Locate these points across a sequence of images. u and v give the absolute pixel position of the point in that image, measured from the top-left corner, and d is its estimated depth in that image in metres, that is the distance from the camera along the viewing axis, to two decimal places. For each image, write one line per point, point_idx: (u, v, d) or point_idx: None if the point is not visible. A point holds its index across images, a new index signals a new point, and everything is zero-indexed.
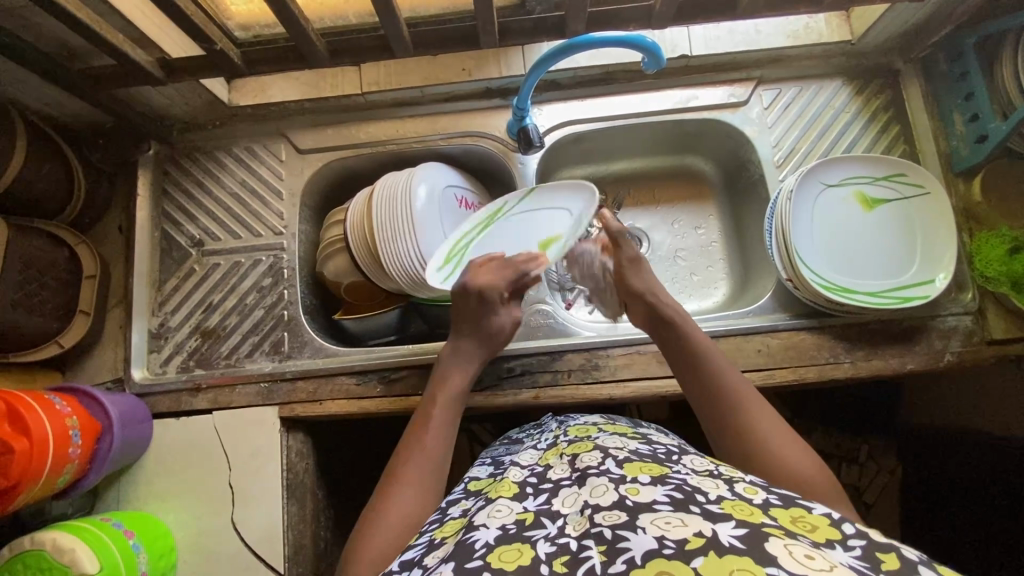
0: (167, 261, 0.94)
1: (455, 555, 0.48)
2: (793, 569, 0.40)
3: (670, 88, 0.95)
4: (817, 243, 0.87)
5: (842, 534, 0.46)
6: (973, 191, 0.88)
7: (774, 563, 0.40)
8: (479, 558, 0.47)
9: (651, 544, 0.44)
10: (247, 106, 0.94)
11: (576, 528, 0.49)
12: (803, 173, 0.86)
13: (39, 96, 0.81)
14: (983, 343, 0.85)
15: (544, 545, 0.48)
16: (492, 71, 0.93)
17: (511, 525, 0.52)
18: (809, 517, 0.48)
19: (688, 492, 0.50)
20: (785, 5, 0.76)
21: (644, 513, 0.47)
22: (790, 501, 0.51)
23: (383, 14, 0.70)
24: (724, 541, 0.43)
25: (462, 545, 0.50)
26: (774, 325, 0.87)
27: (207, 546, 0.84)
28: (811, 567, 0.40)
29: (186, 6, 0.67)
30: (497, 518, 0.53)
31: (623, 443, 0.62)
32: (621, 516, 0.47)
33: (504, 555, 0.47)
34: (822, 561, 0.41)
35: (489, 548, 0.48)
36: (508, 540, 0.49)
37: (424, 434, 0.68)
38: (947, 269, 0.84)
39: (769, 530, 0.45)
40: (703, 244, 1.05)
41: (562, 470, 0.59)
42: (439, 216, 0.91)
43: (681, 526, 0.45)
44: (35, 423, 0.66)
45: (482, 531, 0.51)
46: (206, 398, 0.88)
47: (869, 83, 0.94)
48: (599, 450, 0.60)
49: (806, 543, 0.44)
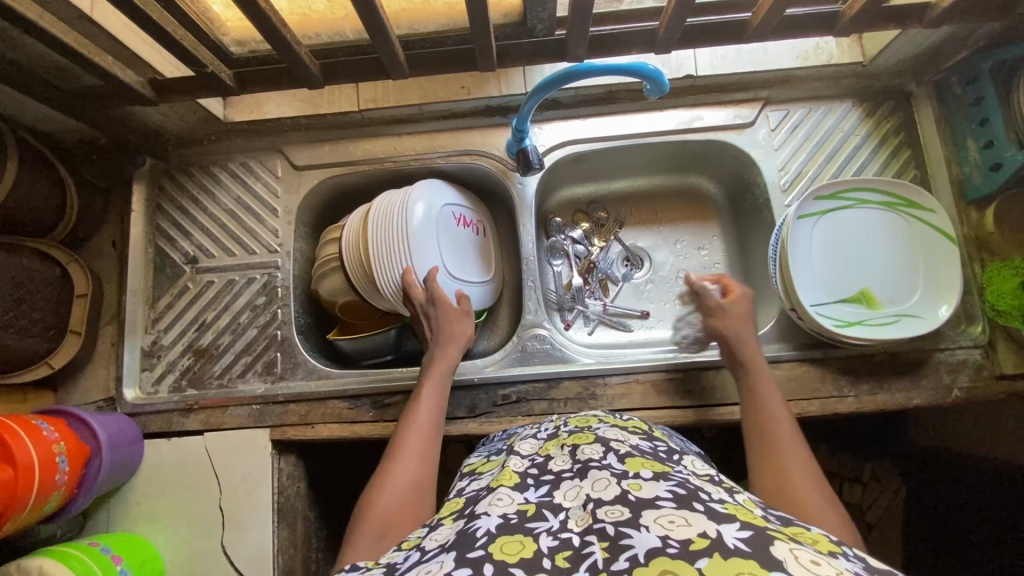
0: (161, 278, 0.93)
1: (457, 544, 0.47)
2: (799, 573, 0.39)
3: (675, 108, 0.92)
4: (821, 282, 0.84)
5: (841, 549, 0.45)
6: (985, 221, 0.85)
7: (781, 566, 0.39)
8: (480, 547, 0.45)
9: (655, 542, 0.42)
10: (243, 122, 0.93)
11: (578, 524, 0.48)
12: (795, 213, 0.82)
13: (30, 112, 0.80)
14: (992, 378, 0.83)
15: (546, 539, 0.46)
16: (491, 90, 0.91)
17: (512, 514, 0.50)
18: (809, 534, 0.46)
19: (691, 490, 0.49)
20: (794, 30, 0.74)
21: (648, 510, 0.46)
22: (789, 521, 0.49)
23: (376, 36, 0.68)
24: (730, 542, 0.42)
25: (464, 534, 0.48)
26: (774, 358, 0.84)
27: (197, 569, 0.83)
28: (817, 572, 0.39)
29: (176, 30, 0.66)
30: (498, 506, 0.51)
31: (624, 436, 0.60)
32: (624, 513, 0.46)
33: (506, 546, 0.45)
34: (828, 567, 0.40)
35: (491, 538, 0.46)
36: (509, 530, 0.47)
37: (410, 428, 0.72)
38: (951, 299, 0.80)
39: (774, 534, 0.44)
40: (707, 265, 1.03)
41: (563, 462, 0.57)
42: (434, 238, 0.87)
43: (684, 525, 0.44)
44: (20, 451, 0.65)
45: (484, 519, 0.49)
46: (198, 418, 0.88)
47: (879, 105, 0.92)
48: (600, 442, 0.58)
49: (810, 548, 0.42)
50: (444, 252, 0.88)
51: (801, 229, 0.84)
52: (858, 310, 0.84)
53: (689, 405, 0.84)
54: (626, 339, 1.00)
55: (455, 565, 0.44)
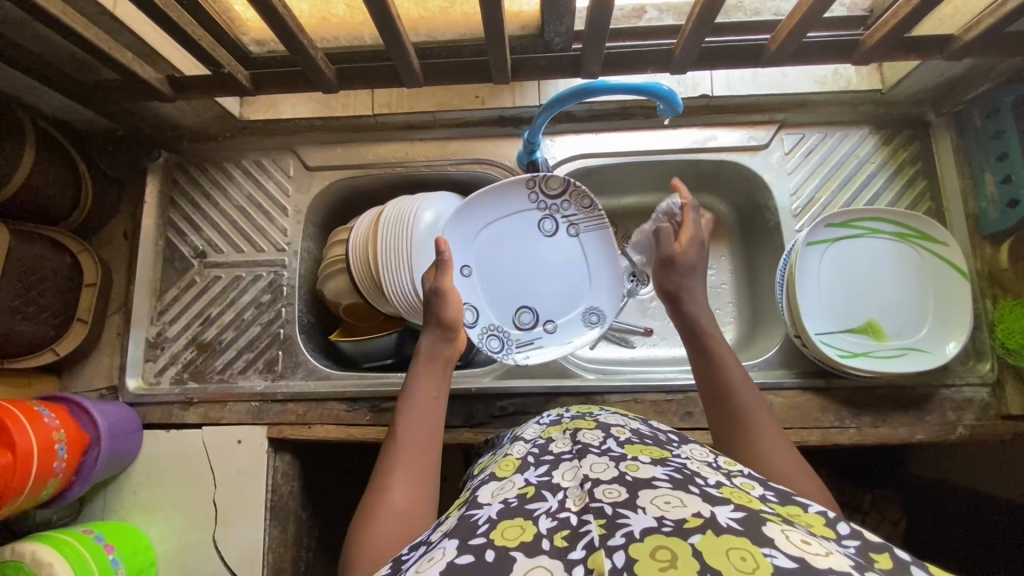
0: (169, 270, 0.94)
1: (458, 530, 0.46)
2: (789, 551, 0.38)
3: (689, 127, 0.92)
4: (827, 311, 0.83)
5: (836, 530, 0.44)
6: (1000, 256, 0.83)
7: (771, 544, 0.39)
8: (482, 535, 0.45)
9: (650, 522, 0.42)
10: (257, 121, 0.93)
11: (576, 503, 0.47)
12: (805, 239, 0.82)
13: (50, 102, 0.82)
14: (998, 417, 0.81)
15: (545, 521, 0.46)
16: (505, 100, 0.91)
17: (512, 499, 0.49)
18: (804, 515, 0.46)
19: (688, 474, 0.49)
20: (813, 56, 0.73)
21: (644, 490, 0.45)
22: (787, 498, 0.48)
23: (392, 46, 0.69)
24: (723, 522, 0.41)
25: (464, 520, 0.48)
26: (778, 383, 0.83)
27: (187, 562, 0.84)
28: (808, 550, 0.39)
29: (194, 30, 0.67)
30: (499, 494, 0.50)
31: (624, 422, 0.61)
32: (621, 493, 0.46)
33: (506, 532, 0.45)
34: (819, 546, 0.39)
35: (492, 524, 0.46)
36: (509, 515, 0.47)
37: (400, 449, 0.63)
38: (960, 336, 0.79)
39: (767, 516, 0.43)
40: (713, 286, 1.02)
41: (563, 444, 0.57)
42: (471, 302, 0.84)
43: (679, 506, 0.43)
44: (20, 436, 0.66)
45: (485, 508, 0.49)
46: (197, 412, 0.88)
47: (896, 134, 0.91)
48: (601, 428, 0.58)
49: (802, 529, 0.42)
50: (479, 306, 0.85)
51: (811, 256, 0.83)
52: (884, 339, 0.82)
53: (686, 427, 0.83)
54: (627, 356, 0.99)
55: (457, 552, 0.43)
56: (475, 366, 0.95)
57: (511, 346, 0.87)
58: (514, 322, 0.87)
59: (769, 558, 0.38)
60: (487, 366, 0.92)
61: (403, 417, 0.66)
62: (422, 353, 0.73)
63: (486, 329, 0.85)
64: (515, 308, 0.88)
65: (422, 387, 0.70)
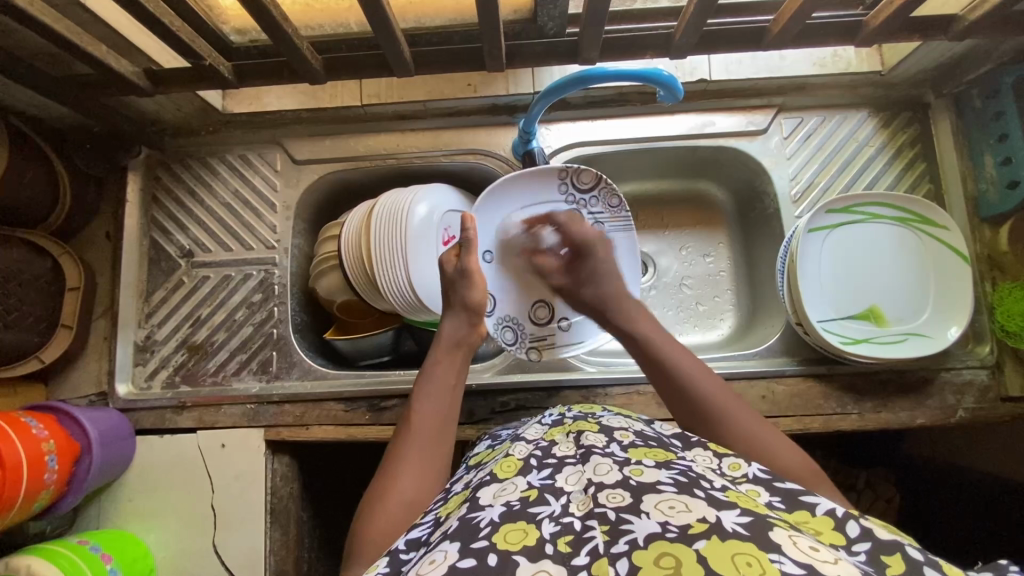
0: (156, 271, 0.91)
1: (459, 533, 0.45)
2: (797, 558, 0.38)
3: (686, 113, 0.90)
4: (829, 299, 0.83)
5: (845, 536, 0.44)
6: (999, 239, 0.83)
7: (778, 550, 0.38)
8: (484, 538, 0.44)
9: (653, 527, 0.41)
10: (241, 114, 0.90)
11: (579, 508, 0.46)
12: (807, 227, 0.81)
13: (22, 98, 0.78)
14: (997, 400, 0.82)
15: (548, 525, 0.45)
16: (498, 88, 0.89)
17: (515, 501, 0.48)
18: (812, 521, 0.45)
19: (692, 478, 0.48)
20: (817, 37, 0.71)
21: (648, 495, 0.45)
22: (796, 502, 0.48)
23: (382, 35, 0.66)
24: (728, 527, 0.40)
25: (466, 524, 0.46)
26: (781, 371, 0.83)
27: (187, 567, 0.83)
28: (816, 558, 0.38)
29: (172, 21, 0.63)
30: (501, 496, 0.49)
31: (627, 423, 0.60)
32: (625, 498, 0.45)
33: (509, 535, 0.44)
34: (827, 553, 0.39)
35: (494, 527, 0.45)
36: (512, 518, 0.46)
37: (414, 436, 0.62)
38: (961, 321, 0.79)
39: (774, 521, 0.42)
40: (712, 273, 1.01)
41: (567, 447, 0.55)
42: (489, 291, 0.82)
43: (684, 510, 0.42)
44: (8, 449, 0.64)
45: (487, 509, 0.48)
46: (191, 416, 0.86)
47: (896, 116, 0.90)
48: (604, 432, 0.57)
49: (809, 535, 0.41)
50: (497, 295, 0.83)
51: (813, 244, 0.82)
52: (899, 319, 0.82)
53: None
54: None
55: (458, 556, 0.43)
56: (474, 360, 0.93)
57: (524, 339, 0.85)
58: (530, 316, 0.85)
59: (776, 564, 0.37)
60: (488, 360, 0.90)
61: (420, 401, 0.65)
62: (442, 338, 0.70)
63: (501, 319, 0.83)
64: (533, 300, 0.85)
65: (442, 373, 0.68)
